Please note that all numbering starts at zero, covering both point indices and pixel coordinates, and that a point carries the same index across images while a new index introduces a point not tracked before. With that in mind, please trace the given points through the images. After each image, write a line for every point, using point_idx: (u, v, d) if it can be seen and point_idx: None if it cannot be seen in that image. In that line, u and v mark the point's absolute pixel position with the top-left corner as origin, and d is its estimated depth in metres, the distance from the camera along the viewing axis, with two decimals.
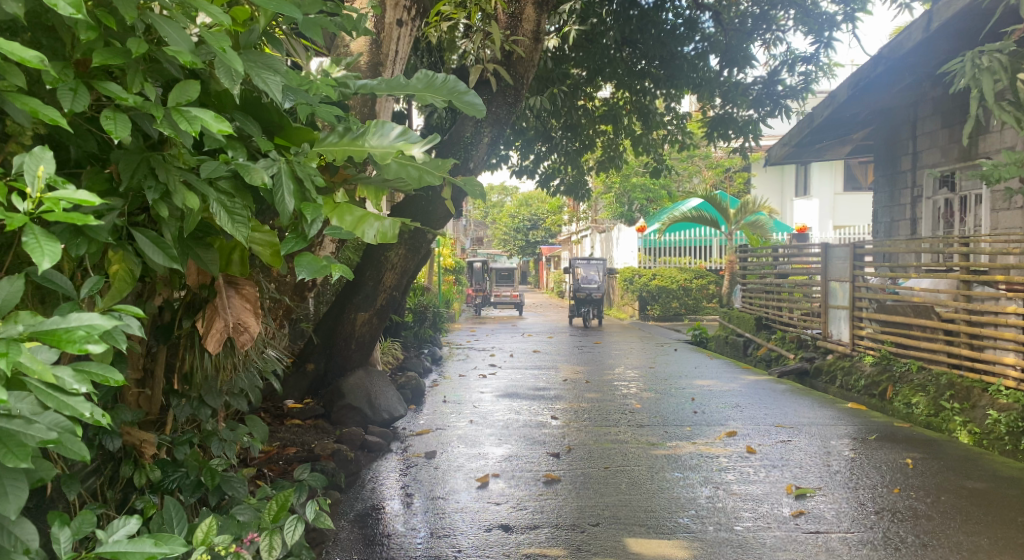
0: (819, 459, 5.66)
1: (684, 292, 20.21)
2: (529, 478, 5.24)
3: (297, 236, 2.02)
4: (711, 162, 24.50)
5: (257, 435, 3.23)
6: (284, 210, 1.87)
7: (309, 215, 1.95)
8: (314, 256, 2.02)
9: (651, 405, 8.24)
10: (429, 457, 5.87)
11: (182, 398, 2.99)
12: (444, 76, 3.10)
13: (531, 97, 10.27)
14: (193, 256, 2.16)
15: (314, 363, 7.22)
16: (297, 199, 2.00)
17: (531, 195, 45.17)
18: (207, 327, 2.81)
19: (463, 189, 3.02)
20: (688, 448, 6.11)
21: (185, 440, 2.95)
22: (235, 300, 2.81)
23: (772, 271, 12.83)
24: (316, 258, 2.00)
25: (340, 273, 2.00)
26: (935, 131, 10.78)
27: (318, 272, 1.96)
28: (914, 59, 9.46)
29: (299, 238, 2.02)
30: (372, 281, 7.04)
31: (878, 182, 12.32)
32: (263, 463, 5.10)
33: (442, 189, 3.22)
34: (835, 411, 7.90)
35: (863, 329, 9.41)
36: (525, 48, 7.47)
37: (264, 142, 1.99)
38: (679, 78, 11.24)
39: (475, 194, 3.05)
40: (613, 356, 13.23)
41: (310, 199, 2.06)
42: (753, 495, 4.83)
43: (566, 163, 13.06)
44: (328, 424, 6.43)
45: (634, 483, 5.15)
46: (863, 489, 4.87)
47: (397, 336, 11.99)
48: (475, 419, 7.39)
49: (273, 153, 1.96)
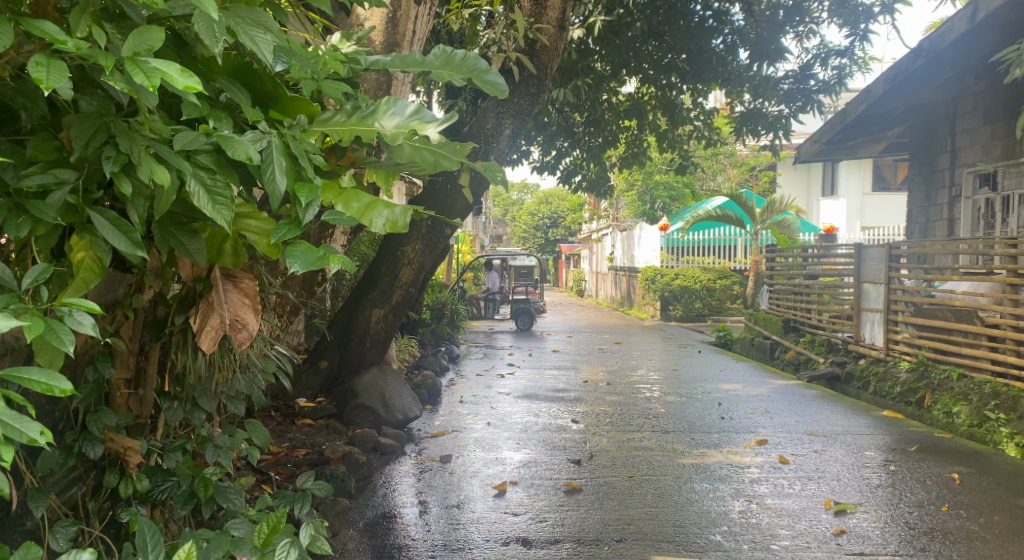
0: (858, 472, 5.33)
1: (707, 292, 19.81)
2: (549, 487, 4.96)
3: (290, 220, 1.75)
4: (736, 160, 24.03)
5: (258, 441, 2.97)
6: (274, 190, 1.60)
7: (303, 198, 1.68)
8: (310, 245, 1.74)
9: (675, 409, 7.94)
10: (445, 462, 5.61)
11: (174, 401, 2.74)
12: (464, 52, 2.82)
13: (554, 91, 9.96)
14: (177, 244, 1.91)
15: (327, 360, 6.93)
16: (291, 179, 1.73)
17: (552, 192, 44.86)
18: (201, 324, 2.57)
19: (483, 175, 2.75)
20: (717, 457, 5.81)
21: (178, 445, 2.70)
22: (232, 294, 2.57)
23: (801, 272, 12.45)
24: (310, 248, 1.73)
25: (339, 265, 1.72)
26: (976, 128, 10.36)
27: (313, 264, 1.69)
28: (956, 51, 9.06)
29: (294, 223, 1.75)
30: (388, 276, 6.82)
31: (913, 181, 11.89)
32: (270, 466, 4.86)
33: (460, 176, 2.95)
34: (869, 419, 7.56)
35: (898, 334, 9.04)
36: (549, 36, 7.15)
37: (253, 111, 1.74)
38: (707, 72, 10.90)
39: (495, 181, 2.78)
40: (634, 357, 12.90)
41: (308, 180, 1.79)
42: (789, 511, 4.52)
43: (588, 159, 12.73)
44: (341, 424, 6.20)
45: (660, 494, 4.86)
46: (908, 506, 4.55)
47: (414, 333, 11.76)
48: (493, 422, 7.13)
49: (263, 126, 1.71)
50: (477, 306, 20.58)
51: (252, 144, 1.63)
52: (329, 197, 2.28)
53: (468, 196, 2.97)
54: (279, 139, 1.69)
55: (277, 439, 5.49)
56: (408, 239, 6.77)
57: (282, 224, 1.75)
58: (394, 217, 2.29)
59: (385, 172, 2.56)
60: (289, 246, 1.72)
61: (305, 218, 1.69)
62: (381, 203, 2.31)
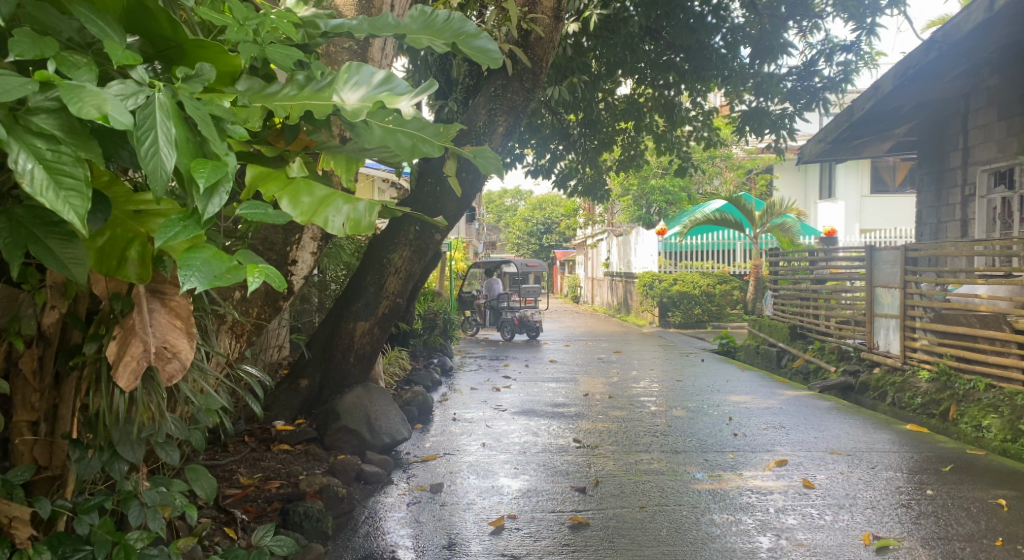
0: (893, 497, 4.81)
1: (706, 298, 19.28)
2: (551, 522, 4.44)
3: (187, 214, 1.31)
4: (733, 163, 23.56)
5: (201, 492, 2.46)
6: (157, 169, 1.19)
7: (201, 178, 1.24)
8: (219, 253, 1.30)
9: (682, 425, 7.42)
10: (435, 492, 5.07)
11: (87, 450, 2.15)
12: (448, 14, 2.31)
13: (549, 88, 9.45)
14: (46, 250, 1.50)
15: (307, 379, 6.39)
16: (186, 152, 1.31)
17: (546, 199, 44.43)
18: (119, 353, 2.05)
19: (473, 162, 2.28)
20: (735, 481, 5.28)
21: (93, 506, 2.15)
22: (160, 316, 2.07)
23: (807, 277, 11.95)
24: (216, 255, 1.28)
25: (259, 278, 1.27)
26: (990, 124, 9.91)
27: (217, 279, 1.22)
28: (971, 43, 8.59)
29: (196, 215, 1.31)
30: (374, 286, 6.30)
31: (922, 181, 11.43)
32: (237, 503, 4.33)
33: (445, 163, 2.45)
34: (892, 434, 7.05)
35: (916, 341, 8.50)
36: (545, 27, 6.63)
37: (125, 55, 1.34)
38: (707, 70, 10.41)
39: (489, 170, 2.31)
40: (634, 366, 12.36)
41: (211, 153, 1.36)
42: (823, 548, 3.99)
43: (583, 162, 12.16)
44: (321, 449, 5.67)
45: (676, 529, 4.32)
46: (957, 541, 4.04)
47: (405, 345, 11.22)
48: (488, 442, 6.60)
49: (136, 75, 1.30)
50: (473, 314, 20.00)
51: (120, 101, 1.23)
52: (273, 191, 1.78)
53: (455, 187, 2.49)
54: (165, 97, 1.28)
55: (249, 469, 4.96)
56: (395, 245, 6.25)
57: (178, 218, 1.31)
58: (353, 214, 1.81)
59: (347, 158, 2.13)
60: (187, 252, 1.27)
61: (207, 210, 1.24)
62: (340, 197, 1.82)
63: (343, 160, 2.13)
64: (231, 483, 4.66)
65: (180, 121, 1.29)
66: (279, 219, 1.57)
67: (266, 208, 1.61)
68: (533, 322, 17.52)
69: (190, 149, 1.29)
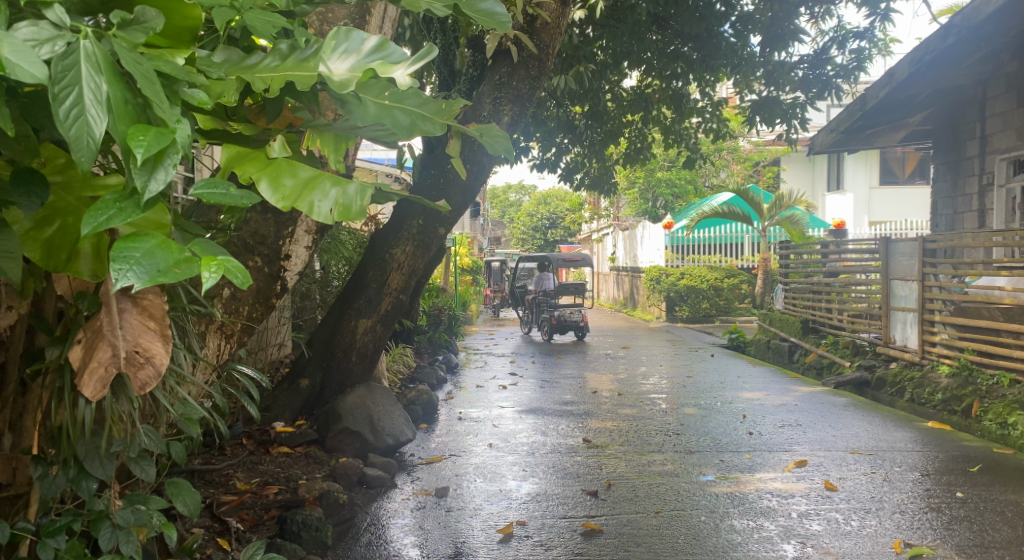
0: (921, 501, 4.57)
1: (714, 292, 18.99)
2: (563, 528, 4.22)
3: (123, 196, 1.21)
4: (741, 155, 23.29)
5: (182, 509, 2.26)
6: (85, 141, 1.09)
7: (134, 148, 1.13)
8: (164, 241, 1.27)
9: (695, 424, 7.18)
10: (441, 496, 4.86)
11: (51, 467, 1.93)
12: None
13: (555, 77, 9.19)
14: None
15: (308, 379, 6.15)
16: (121, 117, 1.17)
17: (550, 193, 44.22)
18: (85, 358, 1.83)
19: (479, 142, 2.06)
20: (755, 484, 5.04)
21: (60, 527, 1.93)
22: (131, 317, 1.83)
23: (819, 270, 11.67)
24: (161, 243, 1.26)
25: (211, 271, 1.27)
26: (1009, 111, 9.67)
27: (160, 275, 1.20)
28: (990, 28, 8.32)
29: (133, 196, 1.21)
30: (376, 283, 6.07)
31: (937, 171, 11.17)
32: (232, 511, 4.11)
33: (450, 142, 2.23)
34: (913, 432, 6.80)
35: (935, 335, 8.24)
36: (551, 12, 6.39)
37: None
38: (715, 59, 10.14)
39: (497, 149, 2.09)
40: (643, 363, 12.12)
41: (150, 116, 1.23)
42: (854, 557, 3.76)
43: (590, 155, 11.88)
44: (322, 452, 5.46)
45: (694, 537, 4.09)
46: (995, 548, 3.81)
47: (409, 342, 10.99)
48: (495, 443, 6.38)
49: (61, 22, 1.15)
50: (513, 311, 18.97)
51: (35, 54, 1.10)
52: (251, 172, 1.58)
53: (460, 170, 2.29)
54: (94, 49, 1.15)
55: (246, 473, 4.75)
56: (396, 241, 6.02)
57: (113, 196, 1.21)
58: (342, 198, 1.58)
59: (337, 137, 1.93)
60: (130, 240, 1.24)
61: (146, 190, 1.16)
62: (328, 179, 1.60)
63: (333, 139, 1.94)
64: (227, 489, 4.44)
65: (115, 79, 1.18)
66: (240, 202, 1.38)
67: (222, 186, 1.43)
68: (573, 321, 15.87)
69: (127, 115, 1.18)
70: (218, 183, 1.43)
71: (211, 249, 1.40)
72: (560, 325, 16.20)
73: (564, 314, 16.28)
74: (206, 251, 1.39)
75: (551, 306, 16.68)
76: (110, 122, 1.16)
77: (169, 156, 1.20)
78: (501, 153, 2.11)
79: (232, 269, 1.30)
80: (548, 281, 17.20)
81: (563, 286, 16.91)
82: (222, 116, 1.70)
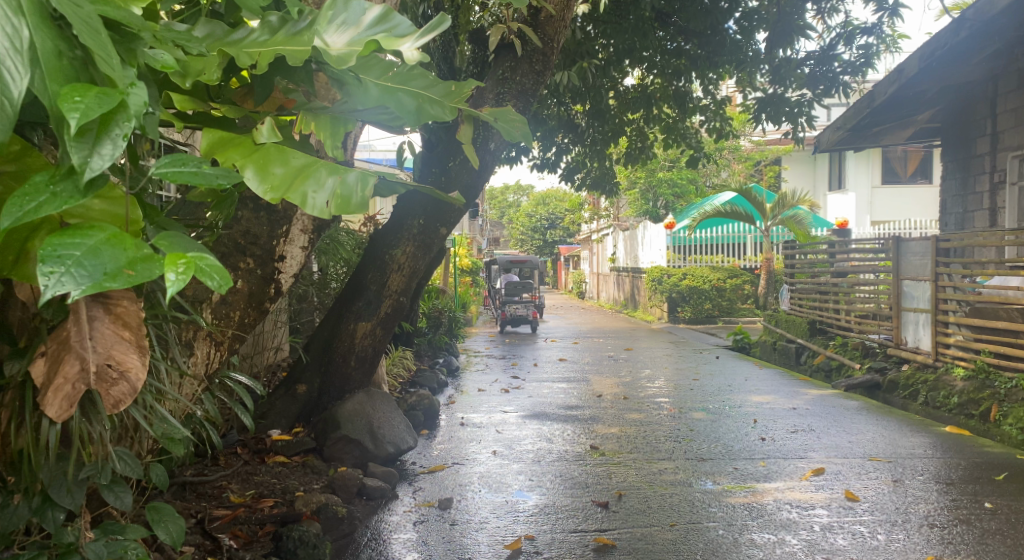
0: (948, 513, 4.36)
1: (717, 292, 18.80)
2: (574, 544, 4.00)
3: (59, 178, 1.12)
4: (741, 154, 23.10)
5: (163, 537, 2.04)
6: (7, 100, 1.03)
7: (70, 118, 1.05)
8: (116, 235, 1.16)
9: (705, 429, 6.97)
10: (445, 508, 4.64)
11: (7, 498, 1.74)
12: None
13: (557, 74, 8.96)
14: None
15: (305, 385, 5.94)
16: (54, 74, 1.11)
17: (549, 193, 44.16)
18: (49, 373, 1.63)
19: (494, 126, 1.98)
20: (772, 494, 4.82)
21: None
22: (103, 326, 1.63)
23: (826, 271, 11.43)
24: (111, 239, 1.15)
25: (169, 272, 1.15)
26: (1021, 107, 9.46)
27: (107, 279, 1.09)
28: (1004, 23, 8.09)
29: (69, 177, 1.12)
30: (375, 284, 5.87)
31: (946, 169, 10.97)
32: (225, 527, 3.88)
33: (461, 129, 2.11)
34: (932, 437, 6.58)
35: (950, 337, 8.02)
36: (556, 4, 6.17)
37: None
38: (720, 56, 9.89)
39: (516, 135, 2.00)
40: (647, 364, 11.93)
41: (88, 75, 1.17)
42: None
43: (591, 155, 11.66)
44: (320, 461, 5.25)
45: (713, 552, 3.88)
46: None
47: (409, 346, 10.79)
48: (500, 450, 6.16)
49: None
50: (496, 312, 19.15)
51: None
52: (234, 158, 1.37)
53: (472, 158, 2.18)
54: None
55: (240, 486, 4.53)
56: (397, 242, 5.83)
57: (44, 179, 1.12)
58: (340, 187, 1.37)
59: (334, 123, 1.73)
60: (72, 236, 1.12)
61: (86, 166, 1.07)
62: (323, 165, 1.40)
63: (329, 124, 1.73)
64: (221, 503, 4.22)
65: (45, 25, 1.12)
66: (215, 181, 1.20)
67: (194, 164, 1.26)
68: (518, 316, 18.20)
69: (61, 70, 1.12)
70: (186, 163, 1.24)
71: (180, 245, 1.31)
72: (512, 319, 18.81)
73: (514, 309, 18.65)
74: (174, 249, 1.28)
75: (505, 302, 19.06)
76: (38, 78, 1.09)
77: (117, 124, 1.12)
78: (519, 141, 2.03)
79: (206, 271, 1.21)
80: (506, 280, 19.40)
81: (517, 284, 19.17)
82: (203, 96, 1.52)
